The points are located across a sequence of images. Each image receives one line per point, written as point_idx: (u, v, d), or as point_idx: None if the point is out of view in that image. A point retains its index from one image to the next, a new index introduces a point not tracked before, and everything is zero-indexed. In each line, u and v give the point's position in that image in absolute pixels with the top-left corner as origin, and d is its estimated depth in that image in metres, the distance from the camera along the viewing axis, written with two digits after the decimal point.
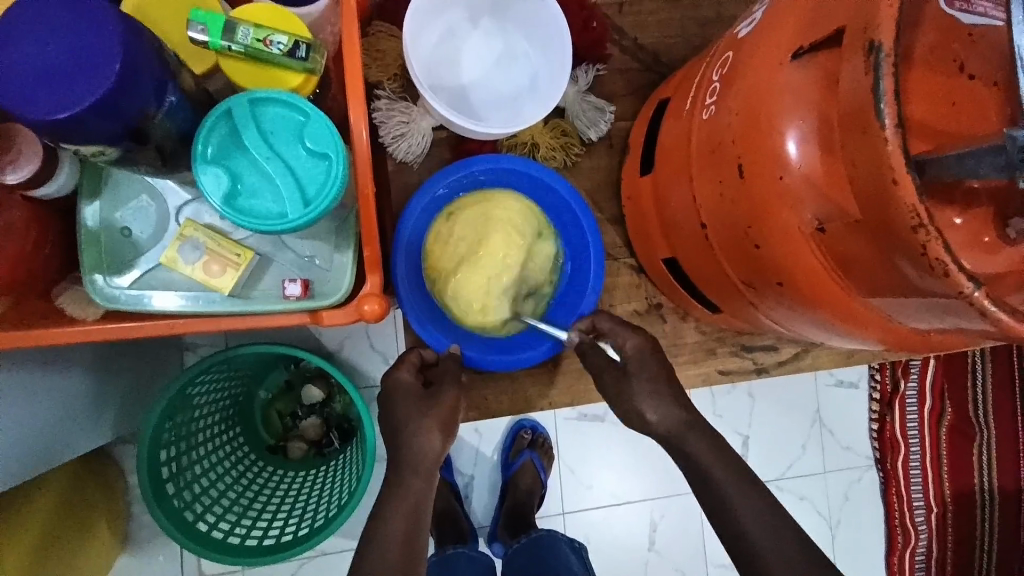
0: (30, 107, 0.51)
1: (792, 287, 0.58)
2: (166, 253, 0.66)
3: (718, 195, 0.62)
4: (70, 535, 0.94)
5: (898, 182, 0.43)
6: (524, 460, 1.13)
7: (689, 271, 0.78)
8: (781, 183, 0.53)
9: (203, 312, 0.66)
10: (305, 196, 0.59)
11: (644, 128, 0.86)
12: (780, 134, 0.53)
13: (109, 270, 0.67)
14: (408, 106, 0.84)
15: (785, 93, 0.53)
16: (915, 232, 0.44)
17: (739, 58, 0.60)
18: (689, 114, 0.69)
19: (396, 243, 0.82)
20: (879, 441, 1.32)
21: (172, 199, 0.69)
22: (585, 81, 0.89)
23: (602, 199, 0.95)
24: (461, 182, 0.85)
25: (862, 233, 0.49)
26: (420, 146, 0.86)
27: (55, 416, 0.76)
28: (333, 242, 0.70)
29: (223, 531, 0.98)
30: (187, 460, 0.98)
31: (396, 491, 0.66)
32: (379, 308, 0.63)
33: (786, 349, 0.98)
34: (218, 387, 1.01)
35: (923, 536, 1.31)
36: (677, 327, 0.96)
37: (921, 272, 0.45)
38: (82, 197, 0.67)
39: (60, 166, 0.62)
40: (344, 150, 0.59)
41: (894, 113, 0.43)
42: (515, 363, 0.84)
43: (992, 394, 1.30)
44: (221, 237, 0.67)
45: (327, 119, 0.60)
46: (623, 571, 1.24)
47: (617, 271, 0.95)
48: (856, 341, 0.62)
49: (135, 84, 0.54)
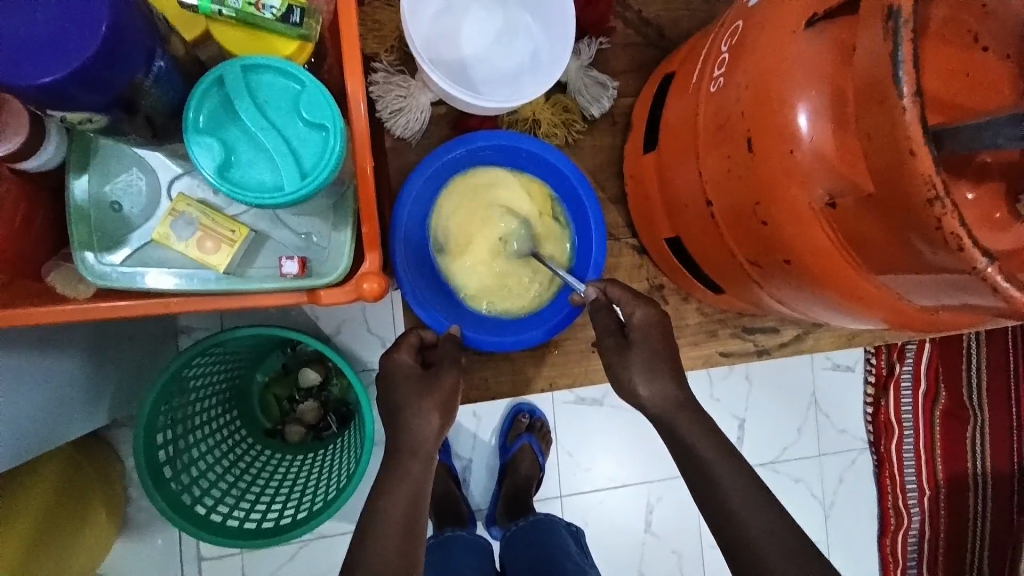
0: (13, 72, 0.49)
1: (800, 266, 0.57)
2: (158, 230, 0.64)
3: (726, 171, 0.61)
4: (66, 517, 0.93)
5: (915, 154, 0.42)
6: (522, 444, 1.14)
7: (692, 250, 0.77)
8: (792, 157, 0.52)
9: (199, 290, 0.64)
10: (302, 169, 0.57)
11: (648, 104, 0.84)
12: (792, 108, 0.51)
13: (99, 247, 0.65)
14: (407, 80, 0.81)
15: (798, 64, 0.51)
16: (931, 205, 0.42)
17: (750, 27, 0.58)
18: (696, 88, 0.67)
19: (394, 222, 0.78)
20: (874, 425, 1.32)
21: (162, 174, 0.66)
22: (588, 56, 0.86)
23: (604, 178, 0.93)
24: (459, 159, 0.82)
25: (875, 207, 0.48)
26: (419, 122, 0.84)
27: (48, 401, 0.75)
28: (331, 220, 0.68)
29: (221, 513, 0.97)
30: (184, 444, 0.98)
31: (395, 472, 0.65)
32: (378, 287, 0.61)
33: (788, 331, 0.96)
34: (214, 370, 1.00)
35: (916, 518, 1.33)
36: (678, 309, 0.94)
37: (935, 248, 0.44)
38: (70, 171, 0.64)
39: (48, 136, 0.60)
40: (342, 122, 0.57)
41: (912, 81, 0.42)
42: (515, 344, 0.81)
43: (987, 377, 1.31)
44: (215, 212, 0.65)
45: (324, 90, 0.57)
46: (619, 552, 1.25)
47: (619, 251, 0.94)
48: (861, 321, 0.61)
49: (123, 49, 0.52)
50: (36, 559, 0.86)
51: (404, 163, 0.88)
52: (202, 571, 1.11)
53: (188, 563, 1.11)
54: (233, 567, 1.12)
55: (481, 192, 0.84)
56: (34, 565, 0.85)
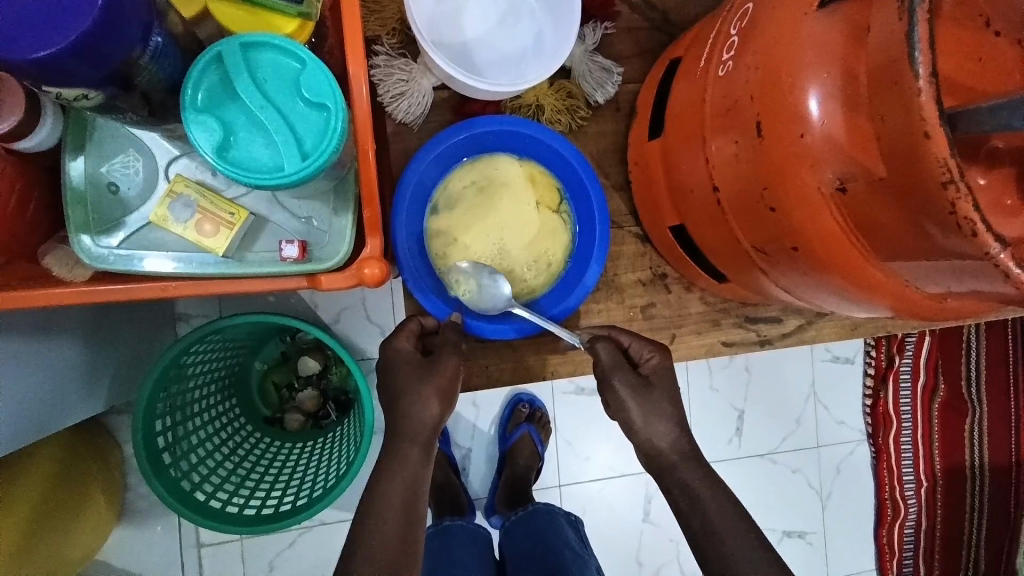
0: (9, 47, 0.48)
1: (808, 252, 0.56)
2: (155, 211, 0.63)
3: (734, 156, 0.60)
4: (64, 505, 0.93)
5: (930, 135, 0.42)
6: (522, 433, 1.14)
7: (696, 238, 0.75)
8: (802, 141, 0.51)
9: (198, 274, 0.63)
10: (303, 149, 0.56)
11: (654, 89, 0.81)
12: (802, 90, 0.51)
13: (96, 230, 0.64)
14: (408, 64, 0.80)
15: (808, 44, 0.51)
16: (944, 188, 0.42)
17: (759, 11, 0.57)
18: (703, 72, 0.66)
19: (395, 205, 0.77)
20: (873, 416, 1.33)
21: (159, 155, 0.65)
22: (593, 40, 0.84)
23: (608, 165, 0.90)
24: (462, 144, 0.80)
25: (886, 191, 0.47)
26: (421, 106, 0.82)
27: (45, 388, 0.75)
28: (331, 204, 0.67)
29: (221, 500, 0.97)
30: (183, 431, 0.97)
31: (393, 460, 0.64)
32: (380, 272, 0.60)
33: (790, 321, 0.92)
34: (213, 357, 1.00)
35: (912, 510, 1.34)
36: (681, 298, 0.90)
37: (947, 233, 0.44)
38: (66, 152, 0.63)
39: (44, 115, 0.59)
40: (343, 101, 0.56)
41: (929, 62, 0.41)
42: (514, 333, 0.79)
43: (986, 370, 1.31)
44: (213, 194, 0.64)
45: (325, 69, 0.56)
46: (616, 541, 1.25)
47: (622, 240, 0.89)
48: (866, 309, 0.60)
49: (121, 22, 0.51)
50: (29, 546, 0.85)
51: (406, 148, 0.87)
52: (202, 558, 1.11)
53: (188, 549, 1.11)
54: (232, 553, 1.12)
55: (483, 176, 0.82)
56: (23, 553, 0.84)
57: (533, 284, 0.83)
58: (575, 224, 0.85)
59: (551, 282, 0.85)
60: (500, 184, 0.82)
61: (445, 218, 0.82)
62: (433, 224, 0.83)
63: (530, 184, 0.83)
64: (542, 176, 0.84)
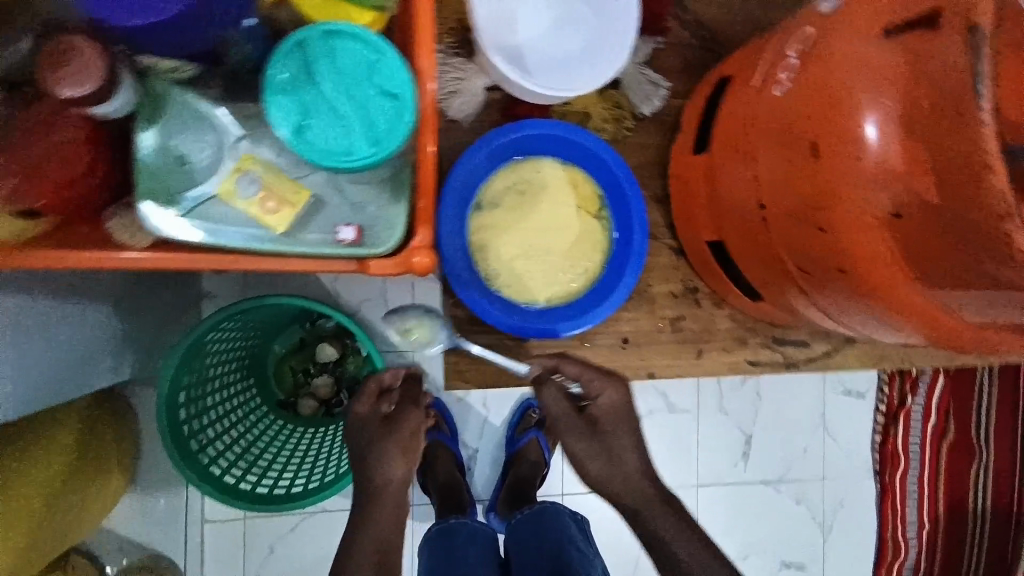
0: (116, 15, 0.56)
1: (853, 275, 0.57)
2: (222, 185, 0.65)
3: (784, 176, 0.60)
4: (84, 479, 0.91)
5: (992, 167, 0.46)
6: (530, 438, 1.15)
7: (735, 254, 0.76)
8: (859, 164, 0.53)
9: (253, 249, 0.64)
10: (372, 135, 0.58)
11: (702, 105, 0.82)
12: (862, 116, 0.52)
13: (159, 198, 0.63)
14: (463, 63, 0.82)
15: (871, 73, 0.53)
16: (1001, 220, 0.47)
17: (821, 35, 0.58)
18: (757, 89, 0.65)
19: (442, 202, 0.79)
20: (881, 454, 1.31)
21: (226, 130, 0.66)
22: (643, 54, 0.87)
23: (648, 176, 0.90)
24: (511, 146, 0.82)
25: (939, 217, 0.50)
26: (472, 104, 0.85)
27: (76, 352, 0.76)
28: (386, 190, 0.66)
29: (236, 476, 0.99)
30: (201, 406, 0.99)
31: None
32: (428, 262, 0.62)
33: (817, 346, 0.94)
34: (235, 337, 1.01)
35: (913, 551, 1.32)
36: (710, 313, 0.90)
37: (999, 262, 0.49)
38: (140, 121, 0.64)
39: (121, 86, 0.58)
40: (415, 93, 0.59)
41: (990, 97, 0.47)
42: (549, 334, 0.81)
43: (996, 417, 1.31)
44: (278, 174, 0.65)
45: (401, 59, 0.58)
46: (618, 554, 1.25)
47: (656, 251, 0.90)
48: (899, 336, 0.61)
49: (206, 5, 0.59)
50: (48, 518, 0.83)
51: (453, 144, 0.88)
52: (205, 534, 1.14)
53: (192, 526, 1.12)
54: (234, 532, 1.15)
55: (526, 179, 0.83)
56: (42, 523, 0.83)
57: (569, 289, 0.84)
58: (614, 230, 0.85)
59: (587, 287, 0.85)
60: (545, 187, 0.83)
61: (489, 215, 0.83)
62: (475, 221, 0.84)
63: (574, 190, 0.84)
64: (585, 182, 0.84)
